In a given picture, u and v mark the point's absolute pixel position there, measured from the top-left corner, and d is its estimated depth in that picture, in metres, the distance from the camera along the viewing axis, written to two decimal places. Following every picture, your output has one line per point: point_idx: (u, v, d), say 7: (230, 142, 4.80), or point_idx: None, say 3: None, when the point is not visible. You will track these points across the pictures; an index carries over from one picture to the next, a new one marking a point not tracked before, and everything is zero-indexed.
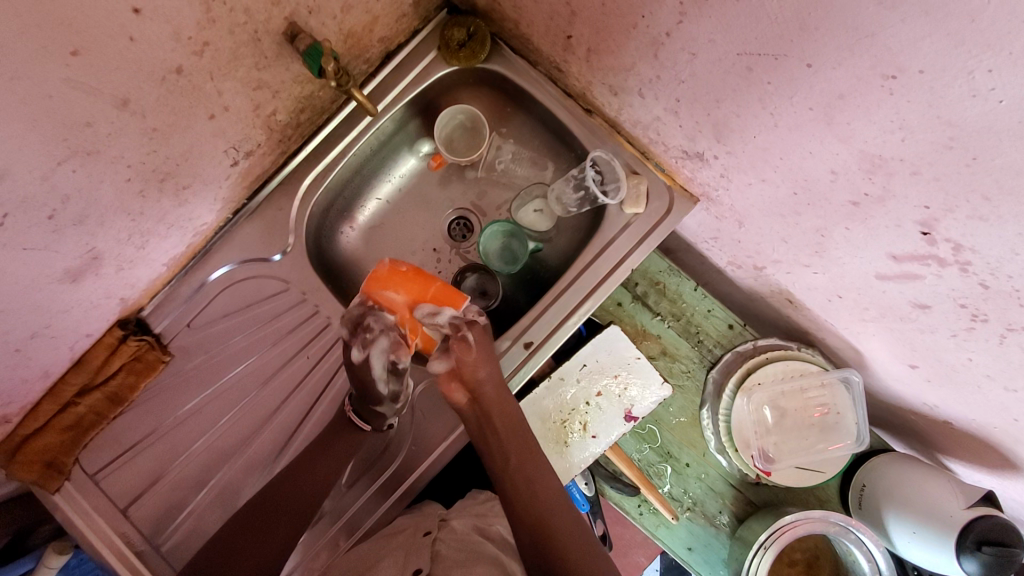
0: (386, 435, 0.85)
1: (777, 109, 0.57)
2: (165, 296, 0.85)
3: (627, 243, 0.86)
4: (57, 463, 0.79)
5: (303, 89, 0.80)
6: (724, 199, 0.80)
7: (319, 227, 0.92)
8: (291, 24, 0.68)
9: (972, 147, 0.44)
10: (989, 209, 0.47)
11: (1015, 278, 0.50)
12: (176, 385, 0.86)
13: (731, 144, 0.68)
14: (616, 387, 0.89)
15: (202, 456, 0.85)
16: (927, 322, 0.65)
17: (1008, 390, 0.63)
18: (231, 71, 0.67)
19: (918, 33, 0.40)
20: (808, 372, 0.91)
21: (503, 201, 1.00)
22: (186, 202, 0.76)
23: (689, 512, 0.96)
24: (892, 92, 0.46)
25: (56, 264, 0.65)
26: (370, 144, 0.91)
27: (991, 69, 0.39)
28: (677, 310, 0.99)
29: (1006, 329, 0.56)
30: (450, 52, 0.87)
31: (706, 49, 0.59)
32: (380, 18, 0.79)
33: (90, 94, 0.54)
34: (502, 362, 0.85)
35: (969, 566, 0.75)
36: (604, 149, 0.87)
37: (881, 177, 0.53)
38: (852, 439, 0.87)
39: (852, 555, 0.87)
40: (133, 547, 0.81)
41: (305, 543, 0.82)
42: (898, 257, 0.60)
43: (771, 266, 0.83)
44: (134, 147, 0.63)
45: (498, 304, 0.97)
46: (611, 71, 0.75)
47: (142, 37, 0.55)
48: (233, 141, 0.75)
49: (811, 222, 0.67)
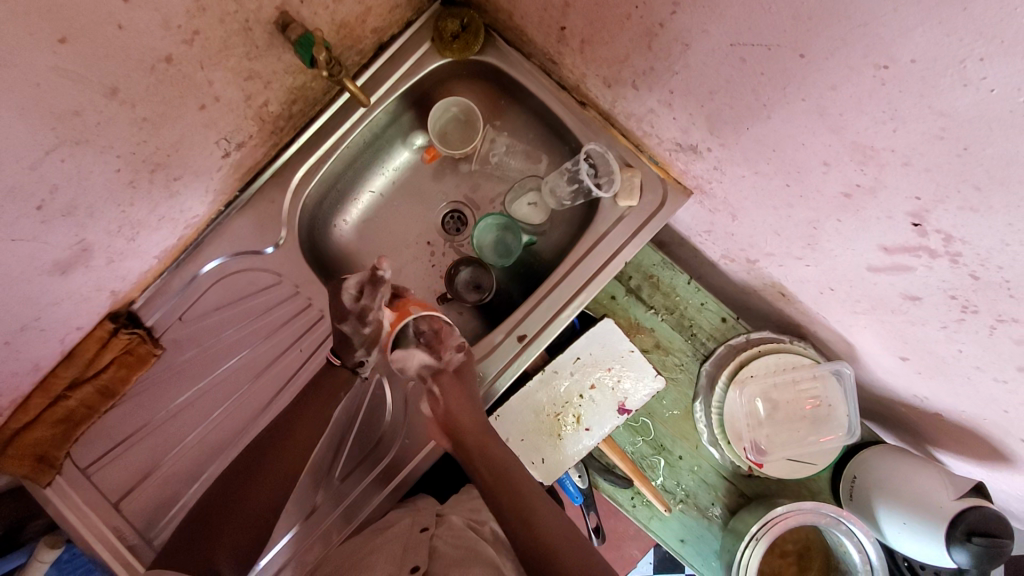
0: (380, 427, 0.87)
1: (769, 100, 0.57)
2: (157, 289, 0.85)
3: (622, 235, 0.86)
4: (48, 457, 0.79)
5: (295, 80, 0.79)
6: (718, 192, 0.80)
7: (311, 219, 0.92)
8: (282, 13, 0.68)
9: (963, 137, 0.44)
10: (979, 199, 0.47)
11: (1004, 268, 0.50)
12: (168, 378, 0.85)
13: (725, 136, 0.68)
14: (610, 380, 0.89)
15: (194, 450, 0.84)
16: (918, 313, 0.65)
17: (997, 380, 0.64)
18: (222, 61, 0.66)
19: (910, 23, 0.41)
20: (800, 365, 0.91)
21: (497, 193, 1.00)
22: (177, 193, 0.76)
23: (682, 504, 0.96)
24: (883, 82, 0.46)
25: (45, 255, 0.64)
26: (363, 136, 0.91)
27: (982, 58, 0.39)
28: (671, 303, 0.99)
29: (996, 320, 0.57)
30: (443, 43, 0.87)
31: (698, 40, 0.59)
32: (373, 9, 0.78)
33: (79, 82, 0.54)
34: (496, 354, 0.86)
35: (958, 557, 0.76)
36: (599, 142, 0.88)
37: (873, 168, 0.54)
38: (843, 431, 0.89)
39: (843, 547, 0.87)
40: (125, 542, 0.80)
41: (298, 537, 0.82)
42: (890, 248, 0.60)
43: (764, 258, 0.83)
44: (123, 137, 0.63)
45: (492, 298, 0.98)
46: (605, 63, 0.75)
47: (131, 25, 0.54)
48: (224, 132, 0.75)
49: (804, 214, 0.68)
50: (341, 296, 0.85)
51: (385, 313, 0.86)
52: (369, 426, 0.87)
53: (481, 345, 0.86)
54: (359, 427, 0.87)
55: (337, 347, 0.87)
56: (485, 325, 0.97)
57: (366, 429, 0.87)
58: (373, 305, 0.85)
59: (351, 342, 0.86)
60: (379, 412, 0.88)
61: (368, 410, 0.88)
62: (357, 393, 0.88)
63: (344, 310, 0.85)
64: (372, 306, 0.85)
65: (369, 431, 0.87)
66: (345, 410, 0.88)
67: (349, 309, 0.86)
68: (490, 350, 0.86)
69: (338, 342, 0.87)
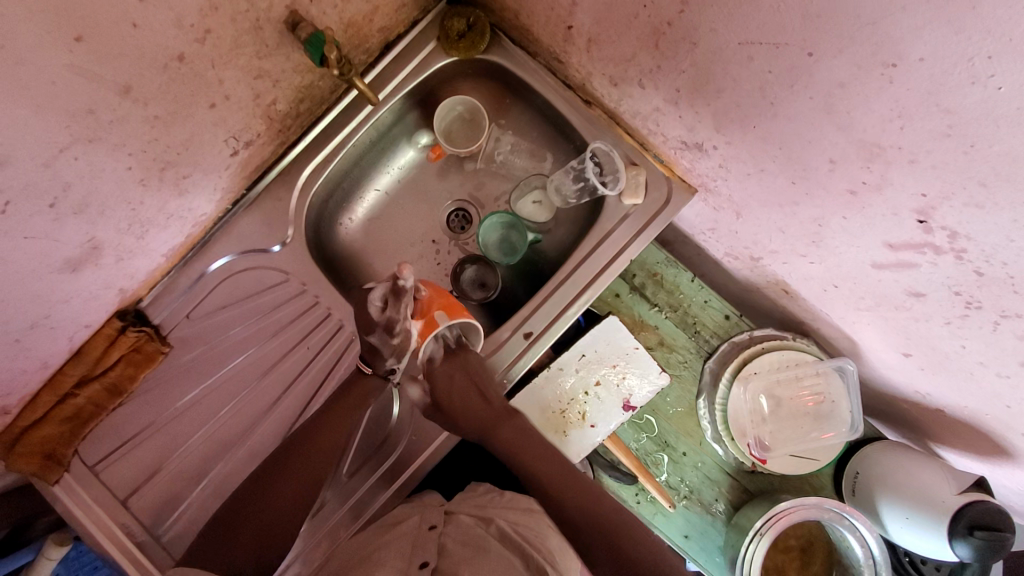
0: (387, 426, 0.87)
1: (777, 98, 0.58)
2: (164, 287, 0.85)
3: (627, 233, 0.87)
4: (56, 454, 0.79)
5: (303, 79, 0.79)
6: (722, 190, 0.80)
7: (317, 217, 0.92)
8: (292, 12, 0.68)
9: (971, 134, 0.45)
10: (985, 196, 0.48)
11: (1009, 265, 0.51)
12: (175, 376, 0.86)
13: (731, 134, 0.69)
14: (614, 377, 0.90)
15: (201, 448, 0.85)
16: (921, 309, 0.66)
17: (1000, 376, 0.65)
18: (232, 60, 0.67)
19: (919, 21, 0.41)
20: (803, 362, 0.92)
21: (501, 192, 1.00)
22: (186, 192, 0.76)
23: (686, 500, 0.97)
24: (892, 80, 0.46)
25: (56, 253, 0.64)
26: (369, 135, 0.92)
27: (990, 57, 0.39)
28: (675, 301, 1.00)
29: (999, 316, 0.57)
30: (449, 42, 0.87)
31: (706, 39, 0.59)
32: (380, 8, 0.79)
33: (93, 80, 0.54)
34: (502, 353, 0.86)
35: (961, 551, 0.76)
36: (604, 141, 0.88)
37: (879, 165, 0.54)
38: (846, 428, 0.89)
39: (846, 541, 0.88)
40: (133, 539, 0.81)
41: (305, 533, 0.82)
42: (894, 245, 0.61)
43: (768, 256, 0.84)
44: (135, 135, 0.63)
45: (497, 295, 0.98)
46: (611, 62, 0.75)
47: (144, 24, 0.55)
48: (233, 130, 0.75)
49: (809, 212, 0.68)
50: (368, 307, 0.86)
51: (413, 323, 0.85)
52: (376, 425, 0.88)
53: (487, 343, 0.87)
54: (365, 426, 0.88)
55: (365, 355, 0.88)
56: (490, 323, 0.97)
57: (372, 427, 0.88)
58: (404, 315, 0.85)
59: (380, 351, 0.87)
60: (386, 410, 0.88)
61: (373, 409, 0.89)
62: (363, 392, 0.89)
63: (373, 321, 0.87)
64: (399, 317, 0.85)
65: (376, 428, 0.88)
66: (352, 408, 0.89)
67: (378, 318, 0.87)
68: (496, 347, 0.86)
69: (368, 350, 0.88)
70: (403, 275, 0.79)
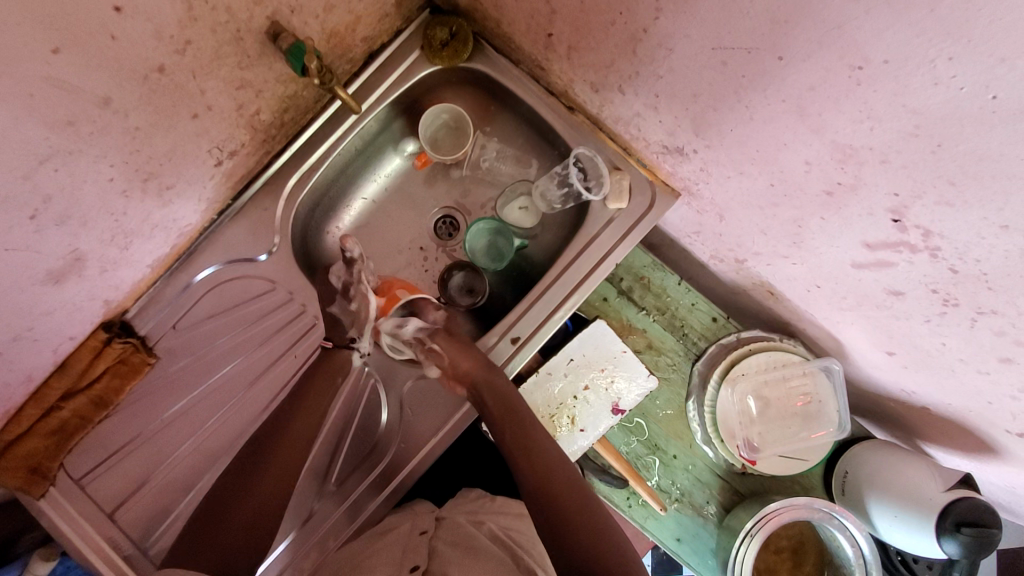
0: (376, 433, 0.87)
1: (752, 102, 0.59)
2: (150, 298, 0.85)
3: (611, 238, 0.88)
4: (42, 468, 0.78)
5: (286, 89, 0.80)
6: (705, 193, 0.81)
7: (304, 227, 0.92)
8: (273, 23, 0.69)
9: (937, 134, 0.46)
10: (955, 194, 0.48)
11: (982, 261, 0.52)
12: (163, 387, 0.86)
13: (710, 138, 0.70)
14: (603, 380, 0.90)
15: (188, 459, 0.84)
16: (902, 308, 0.67)
17: (980, 372, 0.65)
18: (214, 70, 0.67)
19: (880, 25, 0.42)
20: (790, 362, 0.93)
21: (487, 199, 1.01)
22: (170, 202, 0.76)
23: (677, 503, 0.97)
24: (859, 82, 0.47)
25: (38, 265, 0.64)
26: (355, 143, 0.92)
27: (951, 57, 0.40)
28: (662, 304, 1.00)
29: (977, 312, 0.58)
30: (433, 51, 0.88)
31: (682, 44, 0.60)
32: (363, 18, 0.79)
33: (73, 92, 0.55)
34: (489, 358, 0.87)
35: (950, 547, 0.76)
36: (587, 146, 0.89)
37: (852, 166, 0.55)
38: (833, 427, 0.90)
39: (836, 540, 0.88)
40: (120, 553, 0.80)
41: (294, 545, 0.82)
42: (872, 244, 0.61)
43: (751, 258, 0.85)
44: (117, 147, 0.63)
45: (485, 301, 0.99)
46: (592, 68, 0.76)
47: (123, 36, 0.55)
48: (216, 140, 0.75)
49: (789, 213, 0.69)
50: (329, 279, 0.90)
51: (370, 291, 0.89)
52: (366, 431, 0.88)
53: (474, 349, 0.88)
54: (356, 430, 0.88)
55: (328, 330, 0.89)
56: (479, 328, 0.98)
57: (364, 433, 0.88)
58: (359, 281, 0.89)
59: (338, 325, 0.88)
60: (375, 418, 0.88)
61: (363, 416, 0.88)
62: (355, 393, 0.89)
63: (332, 290, 0.89)
64: (354, 282, 0.89)
65: (367, 435, 0.87)
66: (343, 412, 0.88)
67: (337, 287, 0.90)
68: (484, 352, 0.87)
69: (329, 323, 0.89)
70: (347, 244, 0.83)
